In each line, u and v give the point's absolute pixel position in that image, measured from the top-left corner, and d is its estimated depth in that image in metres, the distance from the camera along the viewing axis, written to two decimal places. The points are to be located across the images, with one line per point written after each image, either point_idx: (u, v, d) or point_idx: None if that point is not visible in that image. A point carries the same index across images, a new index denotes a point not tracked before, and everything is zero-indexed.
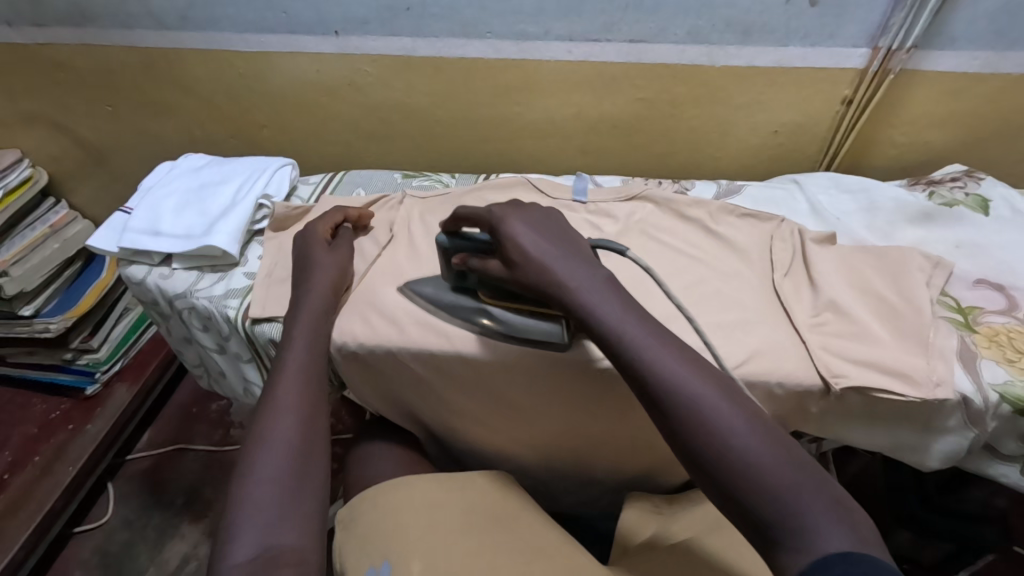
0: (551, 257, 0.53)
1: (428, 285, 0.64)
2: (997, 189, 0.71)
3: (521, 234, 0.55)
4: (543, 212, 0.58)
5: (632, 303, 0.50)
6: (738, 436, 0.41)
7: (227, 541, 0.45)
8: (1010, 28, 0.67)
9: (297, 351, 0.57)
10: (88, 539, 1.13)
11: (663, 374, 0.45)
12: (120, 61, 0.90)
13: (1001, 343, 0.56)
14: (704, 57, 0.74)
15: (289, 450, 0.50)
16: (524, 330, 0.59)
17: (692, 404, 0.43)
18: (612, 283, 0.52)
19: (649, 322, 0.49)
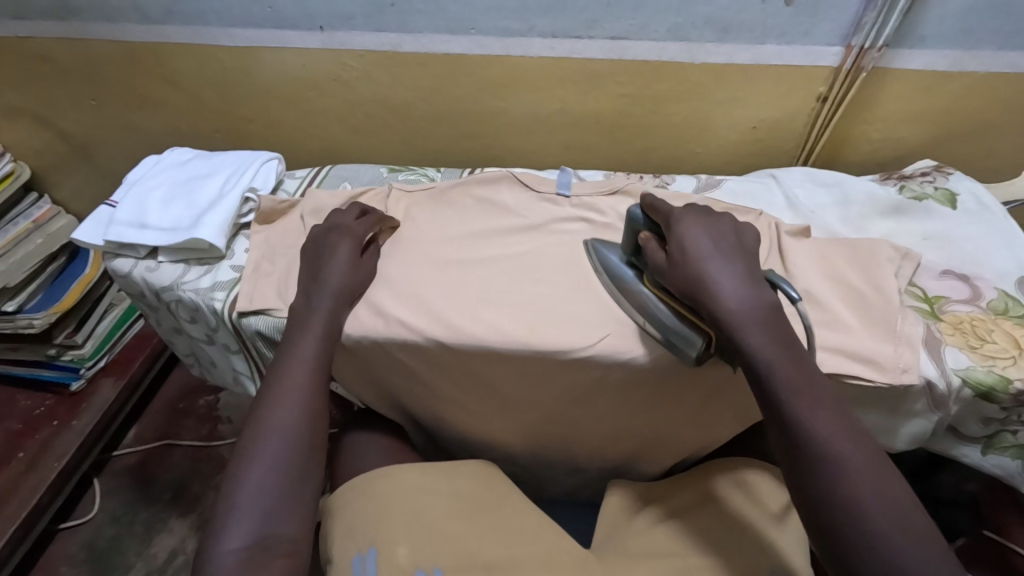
0: (722, 271, 0.53)
1: (612, 253, 0.65)
2: (965, 183, 0.74)
3: (697, 239, 0.55)
4: (728, 226, 0.57)
5: (790, 340, 0.49)
6: (874, 510, 0.41)
7: (222, 524, 0.47)
8: (978, 28, 0.69)
9: (306, 343, 0.58)
10: (75, 534, 1.13)
11: (810, 427, 0.44)
12: (104, 54, 0.90)
13: (965, 330, 0.58)
14: (685, 54, 0.76)
15: (293, 443, 0.52)
16: (661, 328, 0.58)
17: (835, 467, 0.42)
18: (774, 316, 0.50)
19: (803, 364, 0.47)
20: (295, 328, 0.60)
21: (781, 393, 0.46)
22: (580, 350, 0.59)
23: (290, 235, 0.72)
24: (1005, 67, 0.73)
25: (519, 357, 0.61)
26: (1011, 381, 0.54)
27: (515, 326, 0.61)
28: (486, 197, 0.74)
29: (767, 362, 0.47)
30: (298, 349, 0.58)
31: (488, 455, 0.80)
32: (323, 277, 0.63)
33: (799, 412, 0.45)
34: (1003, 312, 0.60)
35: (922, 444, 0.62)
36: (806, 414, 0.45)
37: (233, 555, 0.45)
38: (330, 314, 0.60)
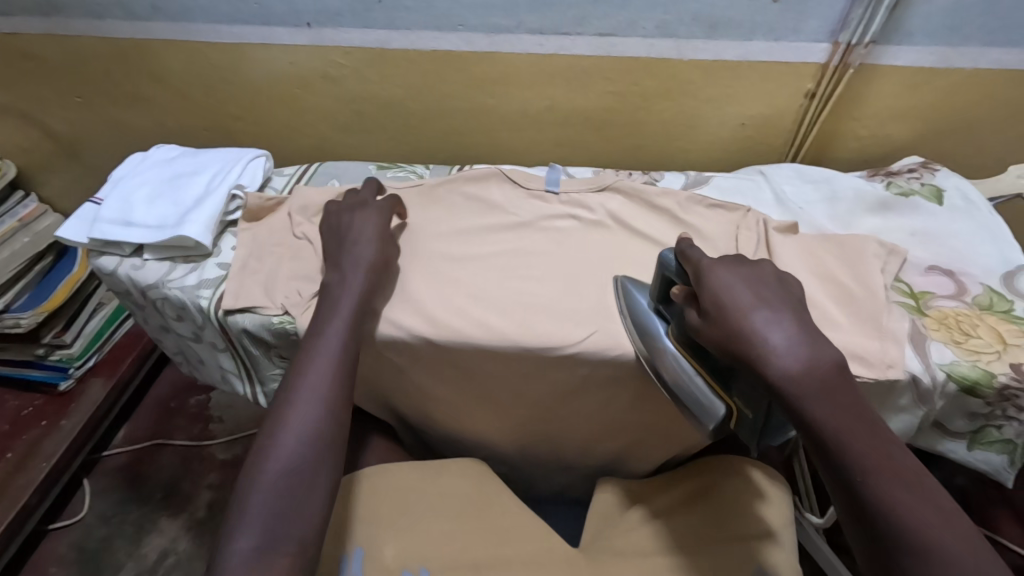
0: (773, 329, 0.46)
1: (642, 297, 0.60)
2: (952, 179, 0.74)
3: (738, 292, 0.48)
4: (769, 273, 0.51)
5: (863, 412, 0.43)
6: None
7: (236, 524, 0.46)
8: (965, 24, 0.69)
9: (335, 332, 0.57)
10: (65, 535, 1.12)
11: (901, 521, 0.39)
12: (88, 51, 0.89)
13: (950, 325, 0.58)
14: (673, 50, 0.76)
15: (310, 437, 0.51)
16: (682, 393, 0.54)
17: (937, 570, 0.37)
18: (843, 382, 0.44)
19: (880, 442, 0.42)
20: (321, 318, 0.58)
21: (863, 481, 0.41)
22: (568, 347, 0.59)
23: (277, 233, 0.72)
24: (992, 63, 0.73)
25: (508, 354, 0.60)
26: (996, 376, 0.54)
27: (503, 323, 0.61)
28: (475, 194, 0.74)
29: (841, 443, 0.42)
30: (326, 338, 0.56)
31: (479, 452, 0.80)
32: (348, 265, 0.62)
33: (888, 503, 0.40)
34: (989, 307, 0.60)
35: (908, 439, 0.63)
36: (896, 506, 0.40)
37: (242, 550, 0.45)
38: (353, 306, 0.59)
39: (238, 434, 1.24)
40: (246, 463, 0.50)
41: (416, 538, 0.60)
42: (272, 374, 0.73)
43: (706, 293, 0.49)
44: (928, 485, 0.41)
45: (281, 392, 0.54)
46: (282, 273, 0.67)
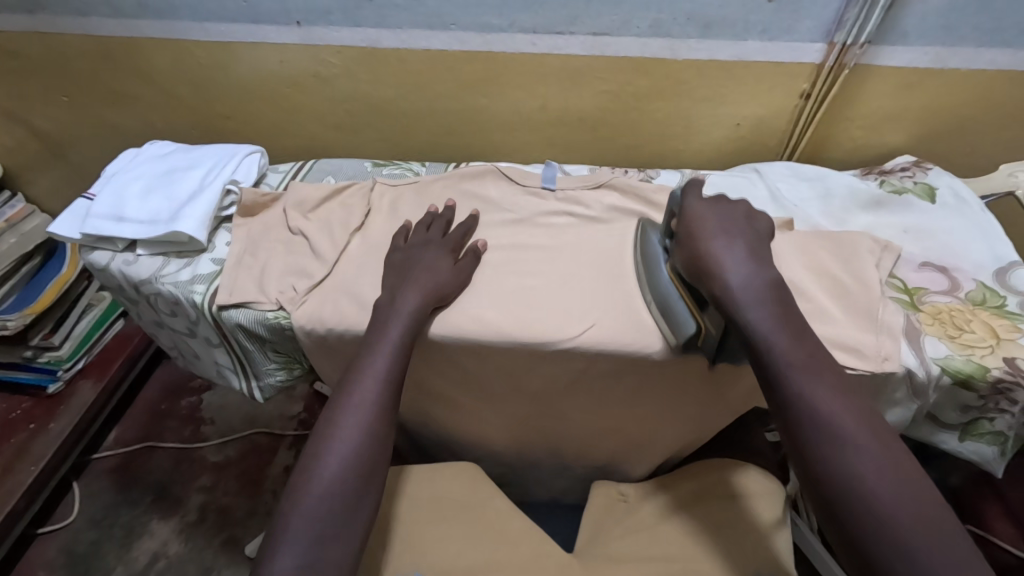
0: (727, 250, 0.56)
1: (655, 236, 0.65)
2: (944, 178, 0.75)
3: (706, 221, 0.58)
4: (740, 212, 0.61)
5: (794, 322, 0.52)
6: (871, 482, 0.44)
7: (275, 546, 0.46)
8: (957, 25, 0.70)
9: (380, 358, 0.56)
10: (53, 539, 1.10)
11: (811, 404, 0.48)
12: (77, 49, 0.89)
13: (944, 320, 0.59)
14: (667, 50, 0.76)
15: (354, 465, 0.51)
16: (664, 311, 0.59)
17: (835, 443, 0.46)
18: (778, 300, 0.54)
19: (804, 345, 0.51)
20: (371, 338, 0.57)
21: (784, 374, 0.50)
22: (564, 342, 0.59)
23: (272, 229, 0.71)
24: (983, 63, 0.73)
25: (504, 350, 0.60)
26: (989, 369, 0.54)
27: (499, 318, 0.60)
28: (470, 192, 0.74)
29: (770, 344, 0.51)
30: (372, 364, 0.55)
31: (473, 450, 0.80)
32: (406, 288, 0.60)
33: (802, 393, 0.49)
34: (982, 303, 0.61)
35: (902, 435, 0.63)
36: (809, 395, 0.49)
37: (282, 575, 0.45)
38: (407, 332, 0.57)
39: (230, 436, 1.23)
40: (289, 482, 0.50)
41: (411, 543, 0.60)
42: (267, 369, 0.72)
43: (682, 220, 0.60)
44: (843, 385, 0.49)
45: (326, 413, 0.54)
46: (276, 269, 0.67)
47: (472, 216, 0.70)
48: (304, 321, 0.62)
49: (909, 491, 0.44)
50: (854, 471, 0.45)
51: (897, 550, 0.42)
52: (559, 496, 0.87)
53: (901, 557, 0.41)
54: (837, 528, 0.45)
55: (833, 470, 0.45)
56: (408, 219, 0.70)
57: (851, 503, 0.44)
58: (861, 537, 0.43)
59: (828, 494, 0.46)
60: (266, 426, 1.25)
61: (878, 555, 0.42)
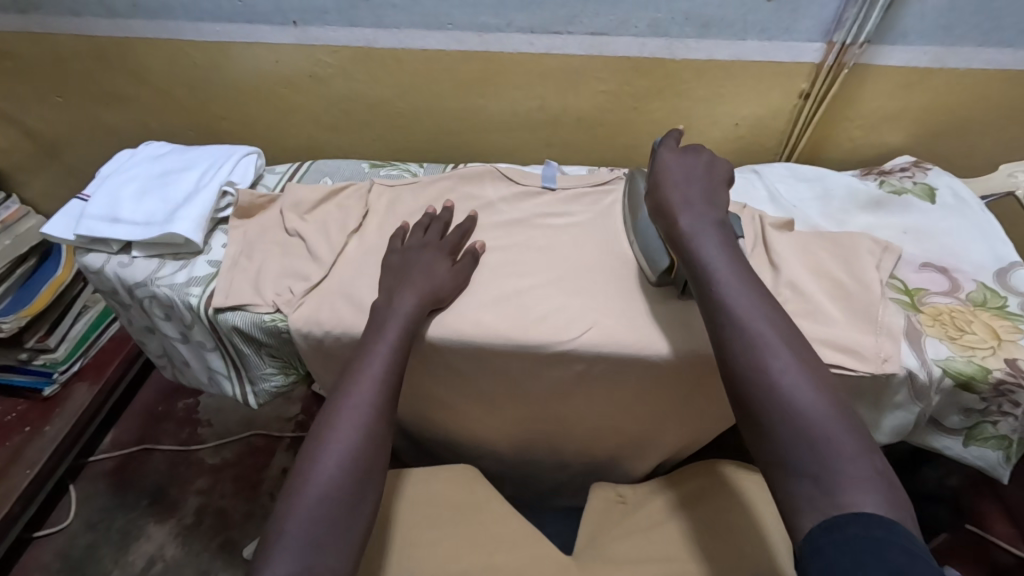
0: (686, 187, 0.58)
1: (641, 181, 0.68)
2: (943, 178, 0.75)
3: (669, 164, 0.60)
4: (705, 158, 0.61)
5: (730, 247, 0.54)
6: (783, 382, 0.45)
7: (271, 550, 0.45)
8: (956, 25, 0.70)
9: (376, 360, 0.55)
10: (49, 543, 1.10)
11: (735, 314, 0.49)
12: (70, 49, 0.88)
13: (945, 321, 0.59)
14: (665, 50, 0.76)
15: (350, 469, 0.50)
16: (644, 252, 0.63)
17: (754, 348, 0.47)
18: (718, 228, 0.55)
19: (739, 266, 0.52)
20: (366, 339, 0.57)
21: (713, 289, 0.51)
22: (564, 344, 0.59)
23: (269, 230, 0.71)
24: (983, 63, 0.73)
25: (503, 352, 0.60)
26: (991, 371, 0.54)
27: (499, 321, 0.60)
28: (469, 193, 0.73)
29: (705, 264, 0.52)
30: (368, 364, 0.55)
31: (471, 452, 0.80)
32: (402, 289, 0.60)
33: (729, 304, 0.49)
34: (983, 304, 0.61)
35: (903, 437, 0.63)
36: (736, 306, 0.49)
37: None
38: (404, 330, 0.57)
39: (227, 438, 1.22)
40: (285, 485, 0.50)
41: (408, 546, 0.59)
42: (263, 373, 0.71)
43: (651, 166, 0.62)
44: (771, 301, 0.50)
45: (322, 416, 0.53)
46: (273, 271, 0.66)
47: (469, 217, 0.69)
48: (301, 324, 0.61)
49: (822, 393, 0.44)
50: (768, 373, 0.45)
51: (801, 445, 0.42)
52: (558, 498, 0.87)
53: (803, 448, 0.42)
54: (751, 427, 0.45)
55: (749, 372, 0.46)
56: (404, 221, 0.70)
57: (763, 402, 0.45)
58: (769, 432, 0.44)
59: (743, 395, 0.46)
60: (263, 428, 1.24)
61: (782, 447, 0.43)
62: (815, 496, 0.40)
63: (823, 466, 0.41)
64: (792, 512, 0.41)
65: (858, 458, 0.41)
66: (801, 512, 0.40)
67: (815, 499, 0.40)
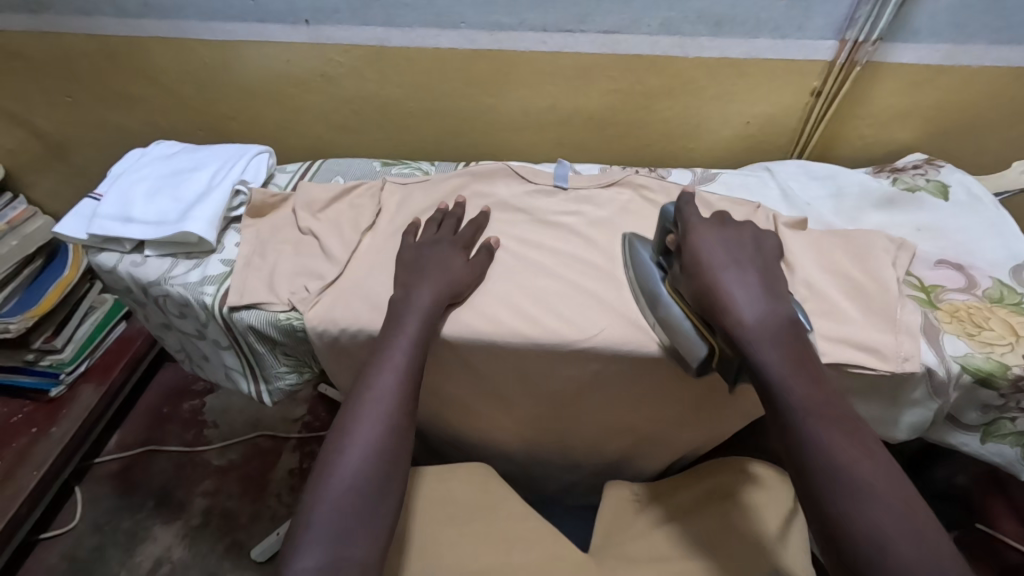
0: (737, 280, 0.54)
1: (645, 250, 0.63)
2: (956, 175, 0.75)
3: (707, 248, 0.56)
4: (746, 237, 0.59)
5: (804, 358, 0.50)
6: (893, 534, 0.41)
7: (297, 542, 0.46)
8: (968, 23, 0.70)
9: (399, 348, 0.55)
10: (55, 544, 1.09)
11: (824, 446, 0.45)
12: (79, 49, 0.88)
13: (962, 318, 0.58)
14: (677, 48, 0.76)
15: (375, 460, 0.50)
16: (670, 331, 0.56)
17: (852, 491, 0.43)
18: (791, 333, 0.51)
19: (816, 381, 0.49)
20: (385, 333, 0.57)
21: (794, 414, 0.47)
22: (581, 341, 0.58)
23: (282, 229, 0.71)
24: (994, 61, 0.73)
25: (519, 351, 0.60)
26: (1009, 367, 0.54)
27: (515, 318, 0.60)
28: (482, 191, 0.73)
29: (782, 384, 0.48)
30: (390, 354, 0.55)
31: (483, 452, 0.79)
32: (418, 284, 0.60)
33: (817, 434, 0.46)
34: (999, 300, 0.61)
35: (920, 434, 0.63)
36: (822, 436, 0.46)
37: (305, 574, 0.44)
38: (423, 323, 0.57)
39: (234, 439, 1.22)
40: (309, 478, 0.50)
41: (423, 545, 0.60)
42: (277, 371, 0.71)
43: (683, 249, 0.57)
44: (857, 426, 0.47)
45: (344, 410, 0.53)
46: (287, 270, 0.66)
47: (483, 212, 0.69)
48: (316, 322, 0.61)
49: (925, 542, 0.41)
50: (874, 524, 0.42)
51: None
52: (569, 497, 0.87)
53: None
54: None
55: (849, 519, 0.42)
56: (416, 218, 0.70)
57: (872, 557, 0.41)
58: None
59: (845, 548, 0.42)
60: (270, 429, 1.24)
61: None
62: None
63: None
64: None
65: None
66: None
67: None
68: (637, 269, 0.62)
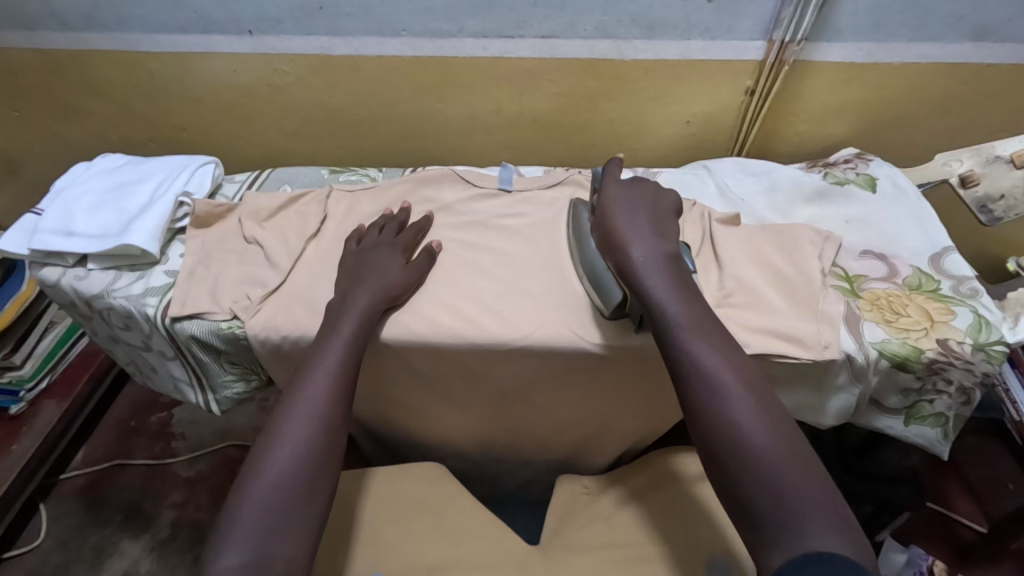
0: (632, 227, 0.61)
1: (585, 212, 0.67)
2: (884, 168, 0.77)
3: (613, 201, 0.63)
4: (649, 190, 0.65)
5: (685, 286, 0.57)
6: (747, 430, 0.47)
7: (222, 542, 0.46)
8: (887, 21, 0.72)
9: (332, 348, 0.56)
10: (19, 564, 1.08)
11: (698, 362, 0.51)
12: (24, 63, 0.87)
13: (882, 305, 0.61)
14: (614, 51, 0.78)
15: (306, 455, 0.51)
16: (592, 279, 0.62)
17: (716, 397, 0.49)
18: (674, 269, 0.58)
19: (697, 310, 0.55)
20: (320, 335, 0.58)
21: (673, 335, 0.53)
22: (519, 341, 0.60)
23: (226, 240, 0.71)
24: (916, 58, 0.76)
25: (459, 352, 0.61)
26: (923, 352, 0.57)
27: (453, 319, 0.61)
28: (428, 196, 0.74)
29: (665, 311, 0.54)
30: (323, 355, 0.56)
31: (439, 452, 0.81)
32: (356, 288, 0.61)
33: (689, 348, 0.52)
34: (918, 288, 0.63)
35: (849, 420, 0.65)
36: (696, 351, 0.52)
37: (229, 571, 0.45)
38: (356, 324, 0.58)
39: (203, 450, 1.22)
40: (239, 478, 0.51)
41: (371, 545, 0.61)
42: (225, 380, 0.72)
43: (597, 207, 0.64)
44: (729, 345, 0.53)
45: (276, 411, 0.54)
46: (229, 279, 0.67)
47: (425, 217, 0.70)
48: (257, 329, 0.62)
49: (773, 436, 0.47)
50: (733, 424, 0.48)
51: (769, 497, 0.45)
52: (527, 493, 0.89)
53: (773, 496, 0.44)
54: (720, 473, 0.48)
55: (712, 418, 0.49)
56: (360, 225, 0.71)
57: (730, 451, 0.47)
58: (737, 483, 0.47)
59: (711, 441, 0.49)
60: (239, 438, 1.23)
61: (751, 494, 0.45)
62: (786, 541, 0.43)
63: (791, 512, 0.44)
64: (763, 557, 0.44)
65: (819, 497, 0.44)
66: (776, 559, 0.43)
67: (783, 542, 0.43)
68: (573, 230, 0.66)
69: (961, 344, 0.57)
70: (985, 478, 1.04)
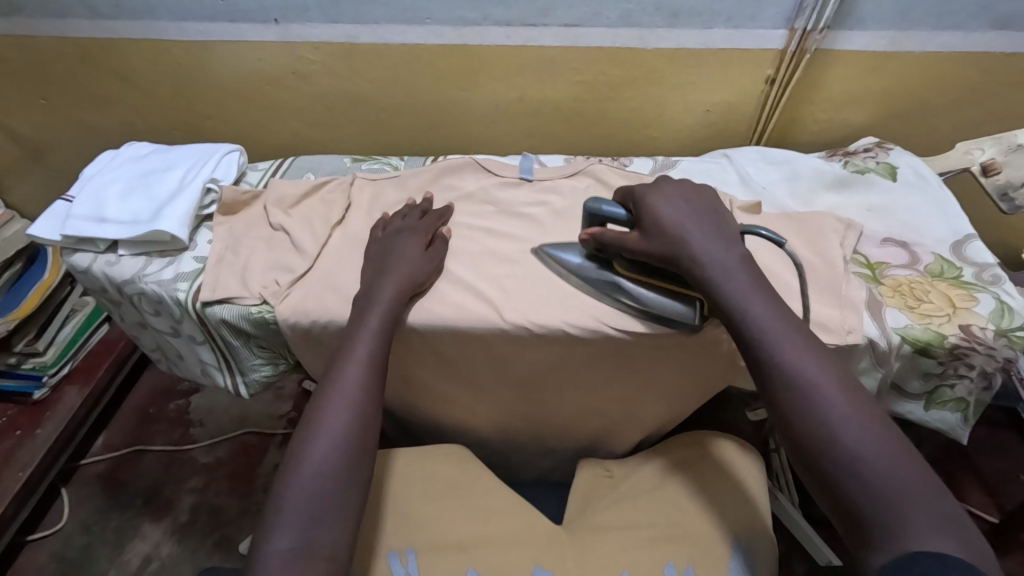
0: (691, 227, 0.57)
1: (570, 254, 0.65)
2: (904, 157, 0.78)
3: (663, 207, 0.58)
4: (694, 189, 0.61)
5: (761, 285, 0.53)
6: (844, 429, 0.45)
7: (271, 528, 0.48)
8: (910, 10, 0.73)
9: (363, 342, 0.57)
10: (43, 546, 1.10)
11: (783, 362, 0.49)
12: (53, 51, 0.89)
13: (904, 292, 0.61)
14: (637, 40, 0.78)
15: (343, 446, 0.52)
16: (646, 304, 0.60)
17: (808, 399, 0.47)
18: (747, 264, 0.55)
19: (777, 309, 0.52)
20: (350, 326, 0.59)
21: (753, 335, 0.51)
22: (544, 326, 0.60)
23: (253, 227, 0.73)
24: (935, 47, 0.77)
25: (483, 336, 0.62)
26: (946, 337, 0.57)
27: (479, 304, 0.62)
28: (450, 184, 0.75)
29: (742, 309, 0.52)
30: (354, 347, 0.57)
31: (460, 437, 0.82)
32: (384, 276, 0.62)
33: (770, 345, 0.50)
34: (940, 275, 0.64)
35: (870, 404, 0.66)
36: (777, 348, 0.49)
37: (278, 555, 0.46)
38: (384, 314, 0.59)
39: (221, 437, 1.24)
40: (281, 466, 0.52)
41: (400, 524, 0.62)
42: (253, 364, 0.73)
43: (639, 218, 0.59)
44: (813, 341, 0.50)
45: (312, 401, 0.55)
46: (258, 265, 0.68)
47: (448, 205, 0.71)
48: (288, 314, 0.63)
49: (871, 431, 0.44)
50: (827, 421, 0.45)
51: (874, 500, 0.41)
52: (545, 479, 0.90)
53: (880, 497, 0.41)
54: (812, 475, 0.46)
55: (805, 420, 0.46)
56: (384, 212, 0.72)
57: (828, 450, 0.44)
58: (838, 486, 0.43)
59: (828, 474, 0.44)
60: (257, 426, 1.25)
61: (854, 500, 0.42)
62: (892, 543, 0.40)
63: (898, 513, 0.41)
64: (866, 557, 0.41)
65: (926, 500, 0.41)
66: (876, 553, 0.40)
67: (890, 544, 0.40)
68: (575, 270, 0.63)
69: (984, 329, 0.58)
70: (997, 470, 1.05)
